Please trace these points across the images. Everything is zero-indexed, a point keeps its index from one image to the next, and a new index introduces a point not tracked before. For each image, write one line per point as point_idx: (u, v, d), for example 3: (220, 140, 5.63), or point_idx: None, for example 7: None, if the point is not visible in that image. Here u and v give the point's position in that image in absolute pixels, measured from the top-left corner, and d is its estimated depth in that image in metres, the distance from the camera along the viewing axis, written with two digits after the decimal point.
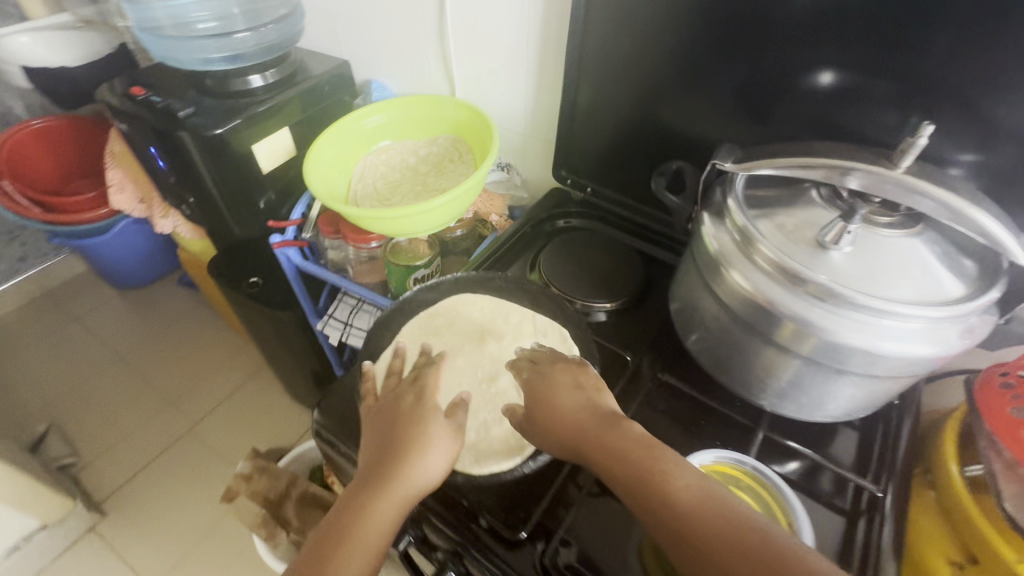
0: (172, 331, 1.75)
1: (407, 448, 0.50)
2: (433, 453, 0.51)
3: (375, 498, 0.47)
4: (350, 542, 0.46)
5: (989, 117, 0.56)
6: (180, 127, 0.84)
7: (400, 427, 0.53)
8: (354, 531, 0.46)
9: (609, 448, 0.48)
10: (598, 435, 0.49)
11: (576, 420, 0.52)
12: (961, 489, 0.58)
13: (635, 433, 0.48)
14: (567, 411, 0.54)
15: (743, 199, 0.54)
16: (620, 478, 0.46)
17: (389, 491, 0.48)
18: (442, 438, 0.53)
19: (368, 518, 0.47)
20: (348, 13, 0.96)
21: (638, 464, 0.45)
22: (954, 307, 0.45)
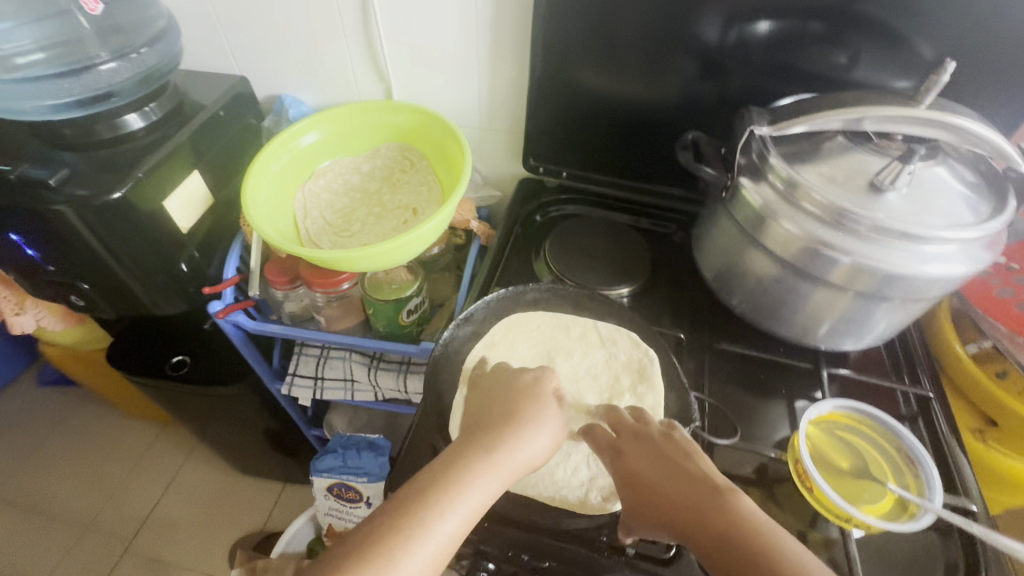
0: (54, 444, 1.40)
1: (525, 420, 0.49)
2: (549, 431, 0.49)
3: (484, 460, 0.44)
4: (451, 494, 0.41)
5: (911, 47, 0.62)
6: (55, 198, 0.63)
7: (513, 398, 0.51)
8: (460, 480, 0.42)
9: (711, 527, 0.40)
10: (684, 503, 0.42)
11: (668, 493, 0.44)
12: (973, 366, 0.67)
13: (747, 515, 0.39)
14: (652, 477, 0.45)
15: (779, 153, 0.55)
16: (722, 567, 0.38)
17: (499, 456, 0.45)
18: (553, 422, 0.51)
19: (473, 476, 0.43)
20: (235, 17, 0.81)
21: (750, 556, 0.37)
22: (983, 227, 0.49)
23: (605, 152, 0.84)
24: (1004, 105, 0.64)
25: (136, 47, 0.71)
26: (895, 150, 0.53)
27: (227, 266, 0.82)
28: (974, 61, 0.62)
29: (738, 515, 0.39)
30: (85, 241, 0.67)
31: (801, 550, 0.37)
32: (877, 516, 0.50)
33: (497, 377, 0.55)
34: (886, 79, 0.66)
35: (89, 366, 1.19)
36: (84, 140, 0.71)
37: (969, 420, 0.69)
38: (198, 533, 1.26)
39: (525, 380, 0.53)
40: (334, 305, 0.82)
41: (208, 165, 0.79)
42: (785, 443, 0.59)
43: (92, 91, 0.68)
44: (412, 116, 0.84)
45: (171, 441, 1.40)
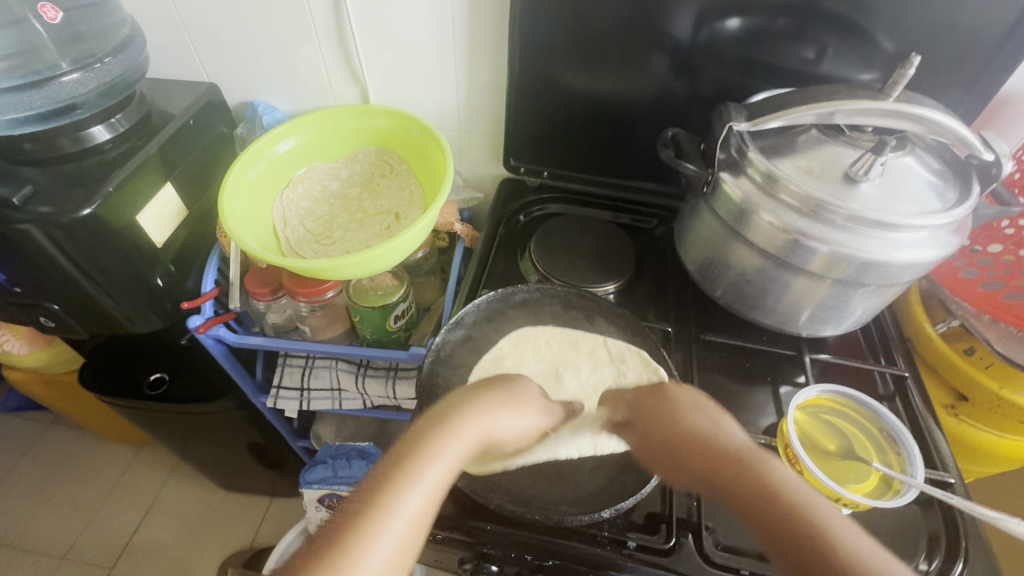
0: (24, 472, 1.34)
1: (486, 396, 0.48)
2: (514, 410, 0.49)
3: (442, 434, 0.43)
4: (411, 472, 0.40)
5: (874, 40, 0.65)
6: (20, 217, 0.61)
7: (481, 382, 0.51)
8: (418, 456, 0.41)
9: (743, 483, 0.45)
10: (714, 463, 0.47)
11: (699, 455, 0.48)
12: (942, 345, 0.71)
13: (772, 475, 0.45)
14: (683, 439, 0.49)
15: (757, 147, 0.57)
16: (751, 516, 0.44)
17: (458, 429, 0.44)
18: (524, 400, 0.52)
19: (433, 451, 0.42)
20: (202, 22, 0.79)
21: (777, 508, 0.43)
22: (951, 214, 0.51)
23: (585, 151, 0.85)
24: (962, 95, 0.67)
25: (99, 57, 0.68)
26: (866, 142, 0.55)
27: (205, 279, 0.79)
28: (933, 53, 0.65)
29: (768, 477, 0.45)
30: (54, 260, 0.64)
31: (822, 504, 0.43)
32: (863, 495, 0.52)
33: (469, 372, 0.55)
34: (852, 72, 0.68)
35: (58, 389, 1.14)
36: (48, 155, 0.68)
37: (942, 397, 0.72)
38: (184, 554, 1.22)
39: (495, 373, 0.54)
40: (318, 315, 0.80)
41: (181, 176, 0.77)
42: (772, 429, 0.61)
43: (55, 104, 0.65)
44: (390, 119, 0.83)
45: (150, 462, 1.36)
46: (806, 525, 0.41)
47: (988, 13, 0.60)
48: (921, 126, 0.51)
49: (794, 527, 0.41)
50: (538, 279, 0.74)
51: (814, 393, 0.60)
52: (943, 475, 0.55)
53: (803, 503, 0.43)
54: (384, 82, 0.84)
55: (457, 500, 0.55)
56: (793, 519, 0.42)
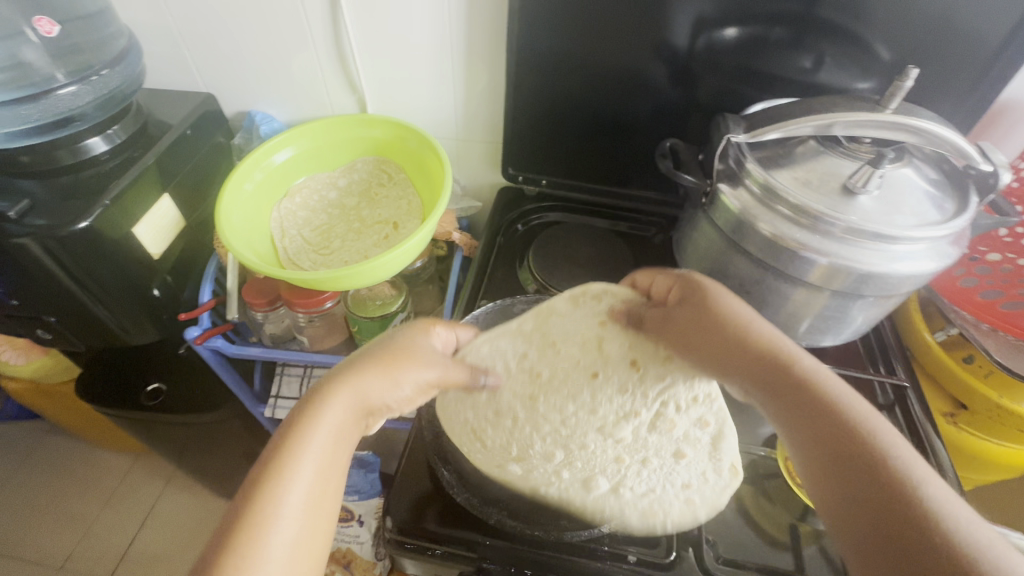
0: (20, 482, 1.33)
1: (365, 370, 0.45)
2: (403, 377, 0.47)
3: (315, 423, 0.41)
4: (286, 474, 0.38)
5: (871, 50, 0.65)
6: (15, 231, 0.60)
7: (370, 351, 0.48)
8: (291, 453, 0.39)
9: (761, 362, 0.47)
10: (734, 343, 0.49)
11: (721, 336, 0.50)
12: (941, 353, 0.71)
13: (788, 352, 0.47)
14: (707, 323, 0.51)
15: (755, 158, 0.57)
16: (765, 386, 0.46)
17: (327, 417, 0.42)
18: (414, 364, 0.48)
19: (306, 445, 0.40)
20: (199, 32, 0.79)
21: (795, 381, 0.45)
22: (950, 225, 0.51)
23: (582, 159, 0.85)
24: (959, 103, 0.67)
25: (96, 69, 0.68)
26: (864, 153, 0.55)
27: (202, 290, 0.79)
28: (929, 63, 0.65)
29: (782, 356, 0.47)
30: (50, 274, 0.64)
31: (834, 383, 0.45)
32: None
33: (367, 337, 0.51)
34: (849, 81, 0.68)
35: (54, 399, 1.13)
36: (44, 168, 0.67)
37: (942, 406, 0.72)
38: (181, 564, 1.21)
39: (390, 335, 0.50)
40: (316, 324, 0.80)
41: (178, 187, 0.77)
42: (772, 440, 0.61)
43: (53, 117, 0.65)
44: (387, 129, 0.83)
45: (147, 470, 1.35)
46: (819, 397, 0.44)
47: (984, 22, 0.60)
48: (920, 138, 0.51)
49: (806, 398, 0.44)
50: (536, 289, 0.74)
51: None
52: None
53: (816, 379, 0.45)
54: (381, 92, 0.83)
55: (457, 514, 0.55)
56: (808, 391, 0.44)
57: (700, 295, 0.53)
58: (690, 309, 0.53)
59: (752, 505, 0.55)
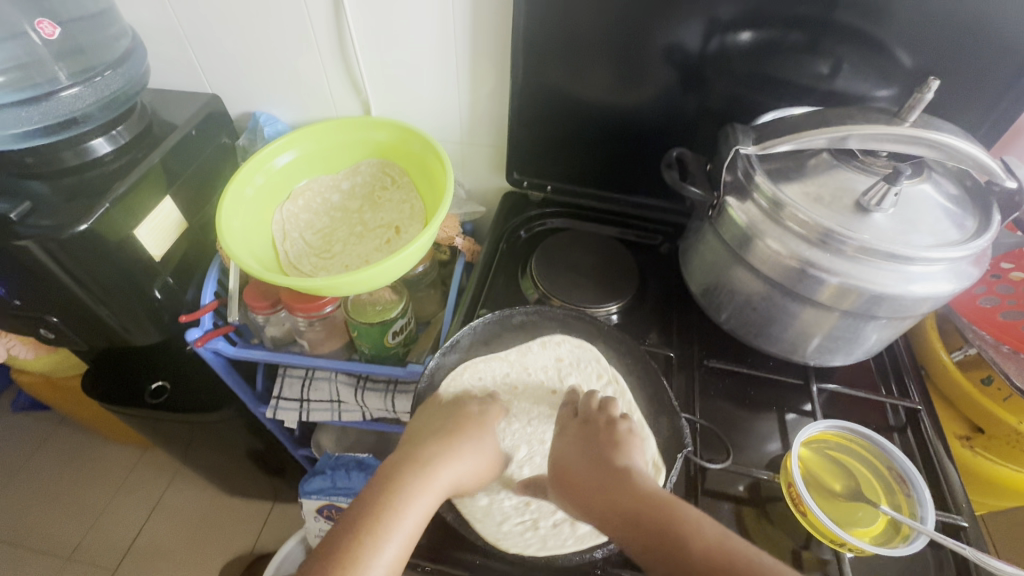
0: (31, 472, 1.36)
1: (455, 441, 0.56)
2: (481, 450, 0.58)
3: (414, 480, 0.51)
4: (389, 520, 0.46)
5: (892, 56, 0.62)
6: (16, 233, 0.60)
7: (448, 424, 0.59)
8: (395, 506, 0.47)
9: (620, 504, 0.48)
10: (606, 489, 0.51)
11: (597, 482, 0.52)
12: (957, 374, 0.68)
13: (648, 488, 0.49)
14: (585, 466, 0.54)
15: (764, 171, 0.55)
16: (627, 534, 0.46)
17: (422, 477, 0.52)
18: (488, 442, 0.60)
19: (407, 496, 0.49)
20: (204, 31, 0.78)
21: (651, 518, 0.45)
22: (970, 246, 0.49)
23: (588, 165, 0.83)
24: (986, 113, 0.64)
25: (99, 71, 0.68)
26: (880, 167, 0.53)
27: (205, 291, 0.79)
28: (955, 70, 0.61)
29: (642, 491, 0.48)
30: (53, 275, 0.64)
31: (684, 507, 0.45)
32: (869, 540, 0.50)
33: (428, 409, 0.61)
34: (868, 89, 0.65)
35: (64, 393, 1.15)
36: (49, 169, 0.68)
37: (956, 428, 0.70)
38: (185, 557, 1.23)
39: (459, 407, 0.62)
40: (317, 328, 0.80)
41: (181, 188, 0.76)
42: (775, 461, 0.59)
43: (56, 119, 0.65)
44: (391, 132, 0.82)
45: (154, 464, 1.37)
46: (674, 529, 0.43)
47: (1015, 28, 0.57)
48: (939, 153, 0.48)
49: (662, 533, 0.43)
50: (537, 298, 0.73)
51: (820, 427, 0.59)
52: (955, 518, 0.53)
53: (677, 506, 0.45)
54: (386, 95, 0.82)
55: (449, 529, 0.54)
56: (664, 525, 0.44)
57: (585, 429, 0.59)
58: (567, 448, 0.57)
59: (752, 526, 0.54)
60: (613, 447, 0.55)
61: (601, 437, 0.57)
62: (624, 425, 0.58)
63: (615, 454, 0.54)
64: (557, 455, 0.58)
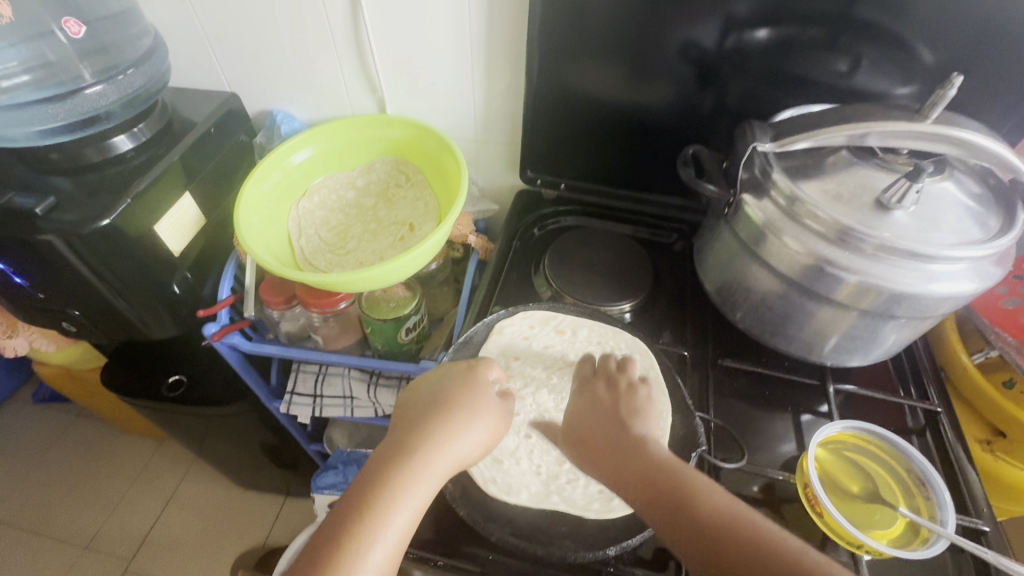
0: (51, 462, 1.38)
1: (451, 414, 0.50)
2: (479, 422, 0.51)
3: (406, 466, 0.44)
4: (376, 515, 0.41)
5: (914, 53, 0.61)
6: (41, 227, 0.62)
7: (437, 397, 0.52)
8: (387, 493, 0.42)
9: (634, 467, 0.46)
10: (617, 454, 0.49)
11: (610, 442, 0.51)
12: (978, 376, 0.67)
13: (660, 455, 0.46)
14: (604, 431, 0.52)
15: (782, 168, 0.54)
16: (637, 495, 0.44)
17: (410, 463, 0.44)
18: (487, 409, 0.52)
19: (393, 491, 0.42)
20: (223, 30, 0.79)
21: (661, 484, 0.43)
22: (994, 244, 0.48)
23: (602, 163, 0.83)
24: (1010, 111, 0.63)
25: (122, 69, 0.70)
26: (901, 165, 0.52)
27: (222, 287, 0.80)
28: (978, 67, 0.60)
29: (654, 456, 0.46)
30: (74, 269, 0.65)
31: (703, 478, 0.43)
32: (888, 543, 0.50)
33: (422, 385, 0.55)
34: (888, 86, 0.65)
35: (83, 386, 1.17)
36: (72, 165, 0.69)
37: (976, 431, 0.69)
38: (198, 550, 1.24)
39: (450, 373, 0.54)
40: (331, 324, 0.80)
41: (200, 185, 0.78)
42: (791, 462, 0.58)
43: (80, 116, 0.67)
44: (407, 130, 0.82)
45: (169, 456, 1.39)
46: (687, 497, 0.41)
47: None
48: (963, 150, 0.48)
49: (671, 499, 0.42)
50: (550, 295, 0.73)
51: (836, 428, 0.58)
52: (975, 523, 0.52)
53: (688, 476, 0.43)
54: (401, 93, 0.83)
55: (461, 525, 0.54)
56: (676, 491, 0.42)
57: (596, 388, 0.58)
58: (579, 410, 0.56)
59: None
60: (630, 412, 0.53)
61: (614, 397, 0.56)
62: (641, 390, 0.56)
63: (628, 418, 0.52)
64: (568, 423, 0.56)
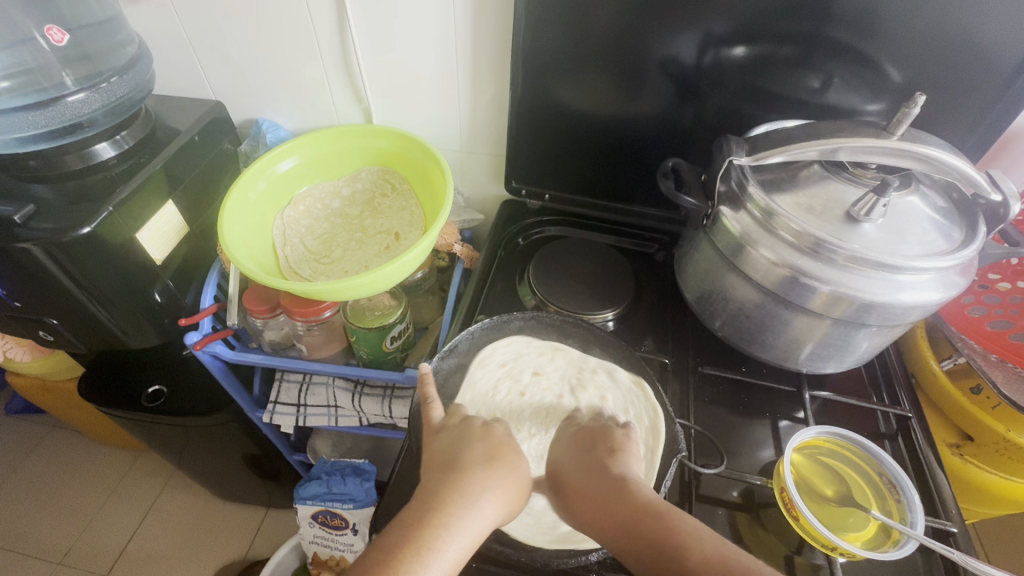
0: (22, 475, 1.35)
1: (497, 466, 0.49)
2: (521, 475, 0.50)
3: (457, 511, 0.43)
4: (422, 551, 0.40)
5: (882, 72, 0.64)
6: (17, 236, 0.61)
7: (487, 447, 0.51)
8: (435, 532, 0.41)
9: (637, 525, 0.42)
10: (609, 507, 0.45)
11: (596, 490, 0.47)
12: (946, 383, 0.69)
13: (644, 496, 0.45)
14: (583, 479, 0.49)
15: (757, 181, 0.56)
16: (624, 543, 0.43)
17: (466, 511, 0.44)
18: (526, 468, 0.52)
19: (442, 529, 0.42)
20: (209, 39, 0.80)
21: (650, 531, 0.41)
22: (957, 256, 0.50)
23: (586, 175, 0.85)
24: (971, 129, 0.66)
25: (106, 77, 0.69)
26: (870, 179, 0.54)
27: (204, 295, 0.79)
28: (943, 85, 0.63)
29: (638, 500, 0.44)
30: (53, 279, 0.64)
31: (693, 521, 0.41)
32: (862, 545, 0.51)
33: (460, 429, 0.52)
34: (858, 103, 0.67)
35: (60, 397, 1.15)
36: (52, 173, 0.68)
37: (947, 436, 0.71)
38: (176, 563, 1.21)
39: (493, 431, 0.53)
40: (315, 333, 0.80)
41: (183, 193, 0.77)
42: (768, 467, 0.60)
43: (62, 124, 0.66)
44: (392, 140, 0.83)
45: (147, 469, 1.36)
46: (674, 539, 0.40)
47: (1000, 46, 0.59)
48: (926, 165, 0.50)
49: (656, 542, 0.41)
50: (534, 304, 0.74)
51: (812, 433, 0.59)
52: (945, 524, 0.53)
53: (668, 514, 0.42)
54: (388, 103, 0.84)
55: None
56: (660, 534, 0.41)
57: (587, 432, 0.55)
58: (560, 456, 0.53)
59: (747, 533, 0.54)
60: (609, 452, 0.51)
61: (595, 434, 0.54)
62: (626, 432, 0.54)
63: (610, 464, 0.49)
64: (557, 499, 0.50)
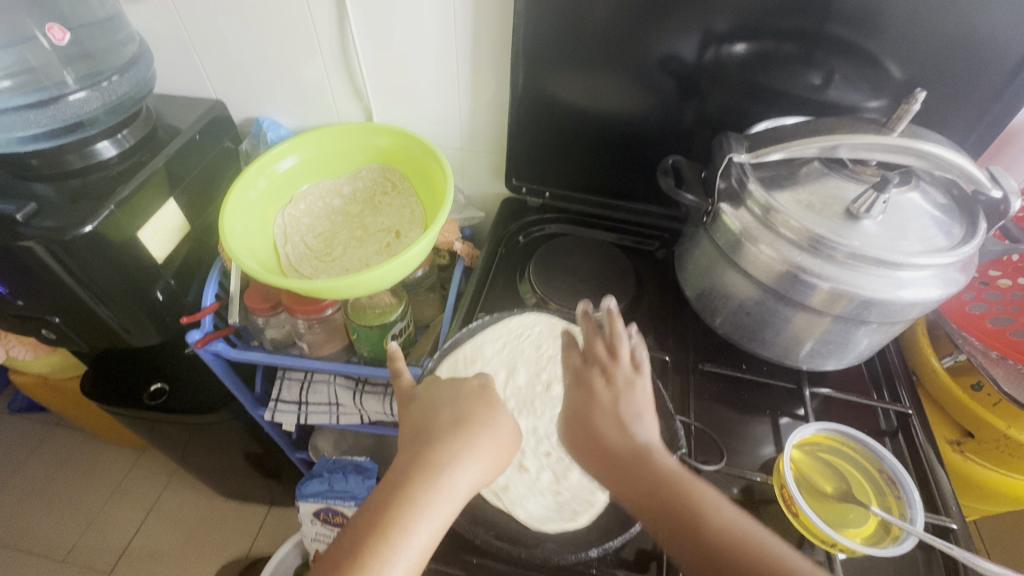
0: (25, 473, 1.35)
1: (470, 433, 0.46)
2: (499, 433, 0.48)
3: (427, 491, 0.42)
4: (393, 538, 0.39)
5: (883, 68, 0.64)
6: (19, 235, 0.61)
7: (458, 411, 0.48)
8: (406, 515, 0.41)
9: (656, 489, 0.42)
10: (623, 467, 0.44)
11: (617, 454, 0.45)
12: (947, 380, 0.69)
13: (663, 460, 0.44)
14: (630, 480, 0.43)
15: (757, 178, 0.56)
16: (643, 505, 0.42)
17: (439, 488, 0.43)
18: (504, 427, 0.48)
19: (416, 511, 0.41)
20: (210, 37, 0.80)
21: (670, 499, 0.41)
22: (957, 252, 0.50)
23: (586, 172, 0.85)
24: (973, 126, 0.66)
25: (107, 76, 0.70)
26: (870, 176, 0.54)
27: (206, 293, 0.79)
28: (944, 82, 0.63)
29: (658, 464, 0.43)
30: (56, 277, 0.65)
31: (710, 490, 0.42)
32: (861, 541, 0.51)
33: (433, 393, 0.51)
34: (859, 99, 0.67)
35: (63, 395, 1.16)
36: (54, 172, 0.69)
37: (947, 434, 0.71)
38: (179, 561, 1.22)
39: (465, 388, 0.50)
40: (316, 330, 0.80)
41: (184, 191, 0.78)
42: (768, 464, 0.60)
43: (63, 122, 0.66)
44: (393, 137, 0.83)
45: (149, 467, 1.37)
46: (692, 509, 0.41)
47: (1001, 42, 0.59)
48: (927, 162, 0.50)
49: (677, 512, 0.41)
50: (535, 302, 0.74)
51: (812, 430, 0.60)
52: (944, 521, 0.54)
53: (686, 484, 0.42)
54: (388, 101, 0.84)
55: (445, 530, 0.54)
56: (679, 503, 0.41)
57: (593, 383, 0.48)
58: (576, 410, 0.48)
59: None
60: (632, 416, 0.46)
61: (613, 394, 0.47)
62: (640, 384, 0.47)
63: (633, 427, 0.45)
64: (571, 435, 0.48)
